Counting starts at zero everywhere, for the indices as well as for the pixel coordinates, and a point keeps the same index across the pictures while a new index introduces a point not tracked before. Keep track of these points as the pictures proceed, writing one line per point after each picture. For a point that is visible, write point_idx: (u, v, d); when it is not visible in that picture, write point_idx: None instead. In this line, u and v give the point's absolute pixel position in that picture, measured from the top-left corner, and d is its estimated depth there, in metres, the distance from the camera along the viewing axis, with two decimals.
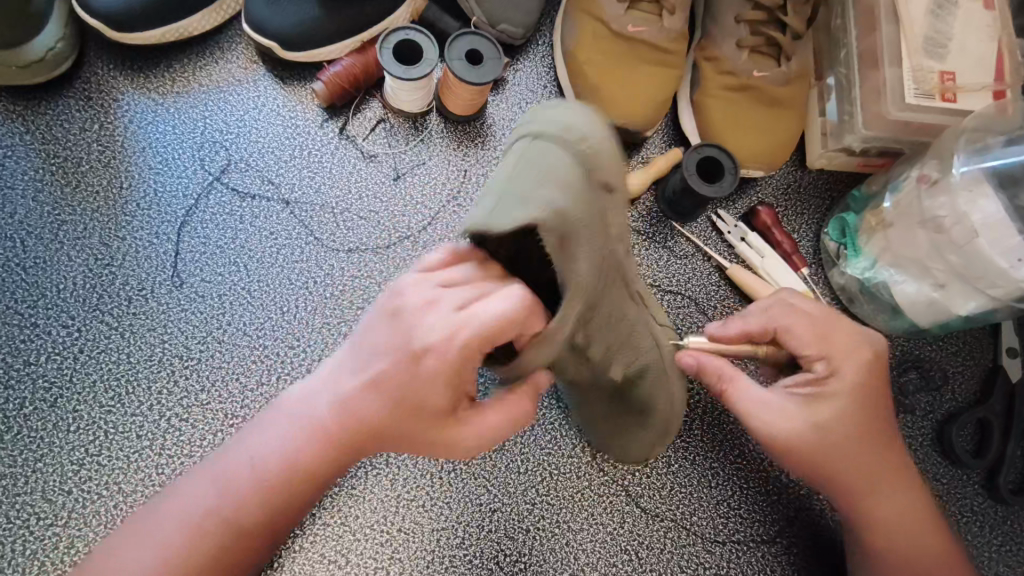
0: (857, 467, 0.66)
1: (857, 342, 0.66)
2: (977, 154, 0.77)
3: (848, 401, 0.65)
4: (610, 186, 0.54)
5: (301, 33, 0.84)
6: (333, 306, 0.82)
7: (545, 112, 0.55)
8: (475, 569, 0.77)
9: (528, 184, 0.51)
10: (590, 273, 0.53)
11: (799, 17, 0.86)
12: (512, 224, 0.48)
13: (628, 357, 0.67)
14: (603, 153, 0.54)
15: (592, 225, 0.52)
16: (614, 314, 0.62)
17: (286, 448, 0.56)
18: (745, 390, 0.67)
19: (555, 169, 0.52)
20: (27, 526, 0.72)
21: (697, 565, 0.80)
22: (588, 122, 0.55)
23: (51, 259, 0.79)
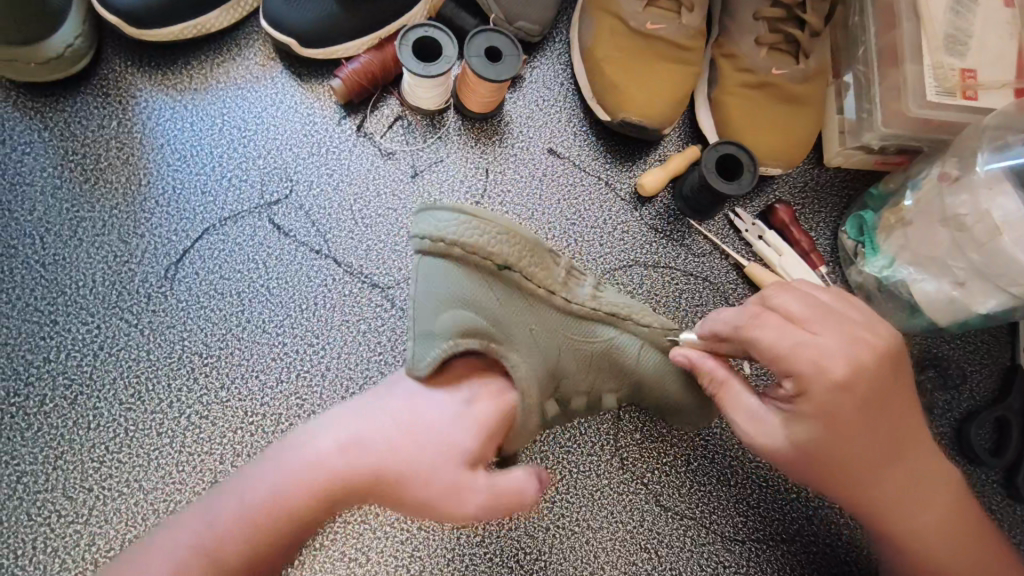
0: (864, 484, 0.63)
1: (833, 358, 0.59)
2: (999, 154, 0.76)
3: (838, 422, 0.60)
4: (500, 268, 0.65)
5: (320, 29, 0.84)
6: (352, 304, 0.82)
7: (418, 228, 0.64)
8: (495, 567, 0.77)
9: (429, 311, 0.65)
10: (522, 357, 0.66)
11: (817, 13, 0.86)
12: (430, 361, 0.64)
13: (612, 378, 0.72)
14: (480, 247, 0.63)
15: (499, 316, 0.66)
16: (583, 356, 0.70)
17: (308, 480, 0.58)
18: (737, 397, 0.67)
19: (453, 294, 0.64)
20: (48, 524, 0.72)
21: (717, 563, 0.80)
22: (454, 223, 0.63)
23: (69, 256, 0.79)
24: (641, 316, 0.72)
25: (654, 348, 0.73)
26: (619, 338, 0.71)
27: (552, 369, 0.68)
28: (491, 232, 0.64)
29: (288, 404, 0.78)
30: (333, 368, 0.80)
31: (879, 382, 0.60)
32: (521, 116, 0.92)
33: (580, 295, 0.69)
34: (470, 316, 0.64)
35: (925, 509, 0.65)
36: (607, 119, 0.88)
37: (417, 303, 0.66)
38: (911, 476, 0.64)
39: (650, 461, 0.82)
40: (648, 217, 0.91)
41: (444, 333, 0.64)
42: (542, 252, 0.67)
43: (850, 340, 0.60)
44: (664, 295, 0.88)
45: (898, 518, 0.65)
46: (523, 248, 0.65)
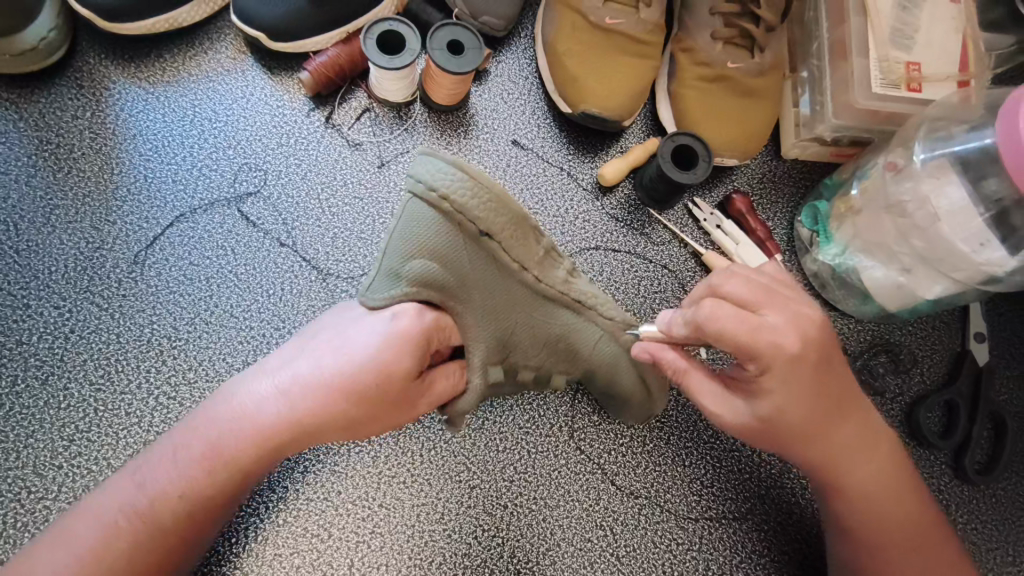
0: (812, 443, 0.67)
1: (784, 337, 0.61)
2: (941, 144, 0.79)
3: (789, 388, 0.63)
4: (482, 233, 0.66)
5: (288, 23, 0.87)
6: (317, 290, 0.85)
7: (430, 171, 0.64)
8: (454, 543, 0.79)
9: (399, 250, 0.66)
10: (479, 322, 0.70)
11: (772, 9, 0.89)
12: (384, 299, 0.67)
13: (565, 363, 0.78)
14: (468, 209, 0.64)
15: (464, 274, 0.68)
16: (540, 335, 0.74)
17: (240, 436, 0.64)
18: (699, 384, 0.70)
19: (433, 240, 0.65)
20: (19, 500, 0.74)
21: (670, 540, 0.83)
22: (451, 178, 0.64)
23: (42, 242, 0.82)
24: (606, 307, 0.76)
25: (612, 340, 0.76)
26: (577, 325, 0.75)
27: (504, 342, 0.73)
28: (486, 199, 0.65)
29: None
30: None
31: (825, 351, 0.63)
32: (486, 109, 0.94)
33: (551, 278, 0.73)
34: (435, 268, 0.66)
35: (869, 468, 0.70)
36: (569, 112, 0.91)
37: (391, 240, 0.67)
38: (855, 435, 0.69)
39: (607, 442, 0.85)
40: (609, 207, 0.93)
41: (410, 276, 0.66)
42: (527, 228, 0.69)
43: (799, 322, 0.62)
44: (624, 283, 0.91)
45: (844, 475, 0.70)
46: (507, 221, 0.67)
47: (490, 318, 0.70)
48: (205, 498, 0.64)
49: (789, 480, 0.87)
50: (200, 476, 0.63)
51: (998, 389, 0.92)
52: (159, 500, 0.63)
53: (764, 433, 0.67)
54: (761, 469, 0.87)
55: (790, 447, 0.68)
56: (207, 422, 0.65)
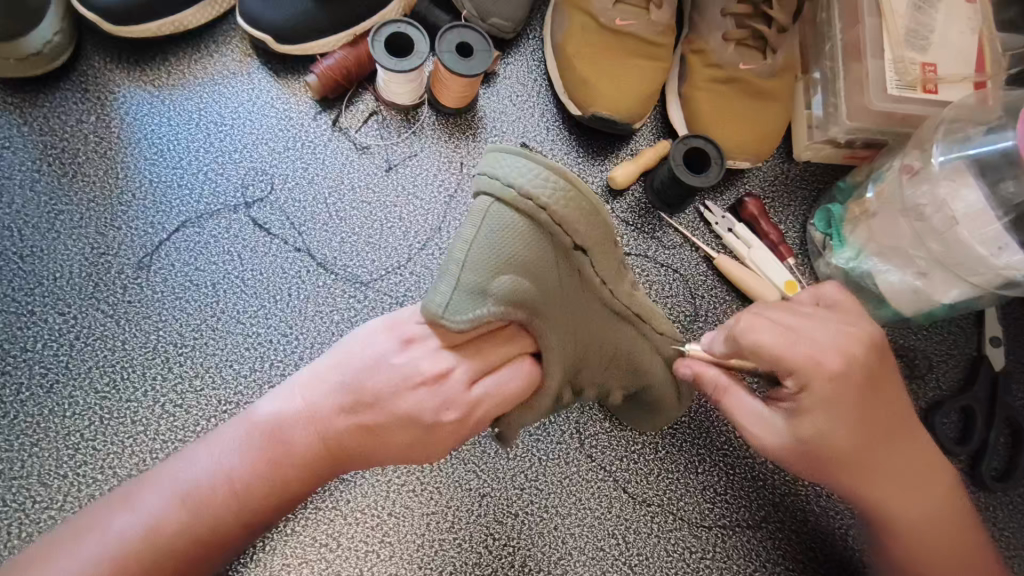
0: (858, 475, 0.66)
1: (828, 357, 0.61)
2: (958, 145, 0.78)
3: (836, 415, 0.62)
4: (574, 248, 0.61)
5: (295, 26, 0.86)
6: (325, 295, 0.84)
7: (515, 171, 0.57)
8: (465, 552, 0.78)
9: (484, 268, 0.58)
10: (557, 343, 0.65)
11: (784, 10, 0.88)
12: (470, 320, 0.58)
13: (624, 377, 0.75)
14: (566, 221, 0.58)
15: (552, 292, 0.62)
16: (609, 352, 0.72)
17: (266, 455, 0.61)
18: (740, 404, 0.67)
19: (520, 256, 0.58)
20: (23, 509, 0.73)
21: (684, 549, 0.81)
22: (537, 176, 0.57)
23: (48, 248, 0.81)
24: (661, 324, 0.74)
25: (663, 356, 0.75)
26: (641, 343, 0.73)
27: (573, 368, 0.70)
28: (579, 203, 0.59)
29: (261, 393, 0.79)
30: (306, 358, 0.81)
31: (871, 377, 0.63)
32: (494, 111, 0.93)
33: (622, 293, 0.68)
34: (525, 284, 0.60)
35: (914, 500, 0.68)
36: (578, 114, 0.90)
37: (468, 255, 0.58)
38: (904, 467, 0.67)
39: (619, 449, 0.84)
40: (619, 211, 0.92)
41: (497, 294, 0.59)
42: (612, 241, 0.64)
43: (842, 342, 0.62)
44: None
45: (891, 507, 0.68)
46: (600, 235, 0.62)
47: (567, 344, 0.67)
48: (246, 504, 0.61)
49: (804, 487, 0.86)
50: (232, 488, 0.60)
51: (1016, 394, 0.91)
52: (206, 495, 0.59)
53: (808, 463, 0.65)
54: (775, 476, 0.86)
55: (836, 478, 0.66)
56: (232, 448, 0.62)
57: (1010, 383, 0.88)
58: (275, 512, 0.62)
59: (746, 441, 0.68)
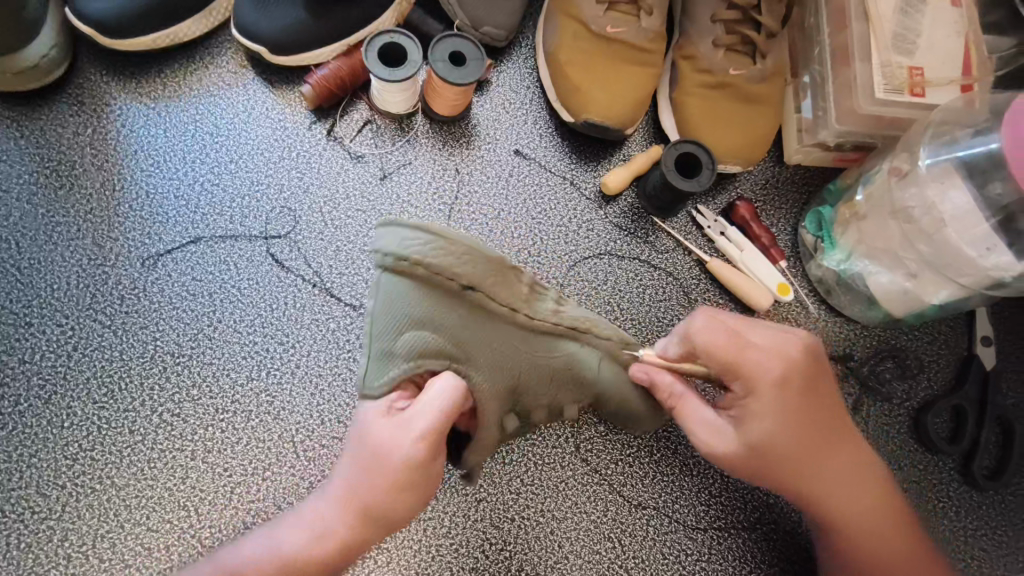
0: (800, 477, 0.69)
1: (767, 359, 0.67)
2: (945, 148, 0.79)
3: (774, 413, 0.67)
4: (464, 288, 0.64)
5: (289, 37, 0.87)
6: (320, 304, 0.84)
7: (391, 236, 0.62)
8: (461, 557, 0.79)
9: (389, 330, 0.65)
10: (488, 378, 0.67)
11: (773, 16, 0.89)
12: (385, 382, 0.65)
13: (575, 395, 0.75)
14: (444, 271, 0.62)
15: (459, 334, 0.66)
16: (545, 375, 0.71)
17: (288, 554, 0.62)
18: (695, 412, 0.71)
19: (414, 312, 0.64)
20: (23, 520, 0.74)
21: (679, 551, 0.82)
22: (420, 243, 0.62)
23: (45, 260, 0.81)
24: (600, 328, 0.73)
25: (613, 362, 0.74)
26: (578, 354, 0.72)
27: (513, 393, 0.70)
28: (460, 258, 0.63)
29: (258, 401, 0.80)
30: (303, 367, 0.82)
31: (808, 379, 0.68)
32: (488, 119, 0.94)
33: (541, 312, 0.69)
34: (427, 337, 0.65)
35: (863, 509, 0.70)
36: (571, 121, 0.91)
37: (377, 320, 0.65)
38: (846, 471, 0.70)
39: (614, 453, 0.84)
40: (613, 215, 0.93)
41: (406, 351, 0.65)
42: (506, 269, 0.67)
43: (781, 344, 0.68)
44: (628, 291, 0.91)
45: (838, 511, 0.70)
46: (486, 269, 0.65)
47: (497, 374, 0.68)
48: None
49: None
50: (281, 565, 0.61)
51: (1007, 393, 0.92)
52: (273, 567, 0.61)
53: (752, 463, 0.68)
54: None
55: (781, 480, 0.69)
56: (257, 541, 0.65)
57: (999, 381, 0.89)
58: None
59: (699, 448, 0.71)
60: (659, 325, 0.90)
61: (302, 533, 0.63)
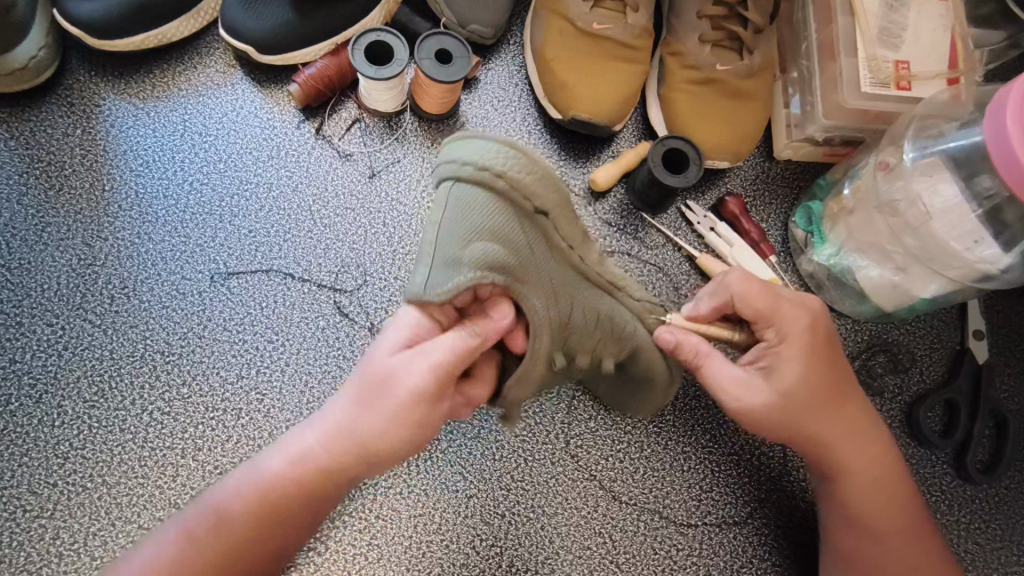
0: (818, 427, 0.69)
1: (798, 310, 0.69)
2: (931, 142, 0.79)
3: (804, 362, 0.68)
4: (537, 211, 0.67)
5: (277, 36, 0.87)
6: (310, 301, 0.85)
7: (473, 147, 0.65)
8: (452, 554, 0.79)
9: (456, 237, 0.65)
10: (542, 307, 0.68)
11: (759, 11, 0.89)
12: (446, 290, 0.64)
13: (613, 345, 0.74)
14: (525, 185, 0.65)
15: (523, 254, 0.67)
16: (591, 318, 0.72)
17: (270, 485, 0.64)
18: (718, 370, 0.69)
19: (484, 223, 0.65)
20: (14, 519, 0.74)
21: (670, 546, 0.82)
22: (505, 155, 0.65)
23: (35, 260, 0.82)
24: (634, 289, 0.75)
25: (643, 323, 0.74)
26: (617, 307, 0.73)
27: (561, 331, 0.71)
28: (538, 177, 0.66)
29: (248, 399, 0.80)
30: (293, 364, 0.82)
31: (831, 335, 0.71)
32: (476, 116, 0.94)
33: (592, 258, 0.72)
34: (496, 249, 0.65)
35: (869, 466, 0.72)
36: (559, 118, 0.91)
37: (445, 229, 0.65)
38: (858, 429, 0.71)
39: (604, 448, 0.84)
40: (602, 212, 0.93)
41: (473, 261, 0.64)
42: (570, 207, 0.70)
43: (806, 299, 0.71)
44: None
45: (844, 467, 0.71)
46: (557, 198, 0.68)
47: (550, 305, 0.69)
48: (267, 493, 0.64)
49: (790, 483, 0.86)
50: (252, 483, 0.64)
51: (1000, 387, 0.91)
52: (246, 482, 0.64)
53: (780, 414, 0.68)
54: (761, 472, 0.86)
55: (803, 430, 0.69)
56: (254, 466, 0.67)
57: (992, 374, 0.89)
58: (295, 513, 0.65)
59: (729, 406, 0.70)
60: None
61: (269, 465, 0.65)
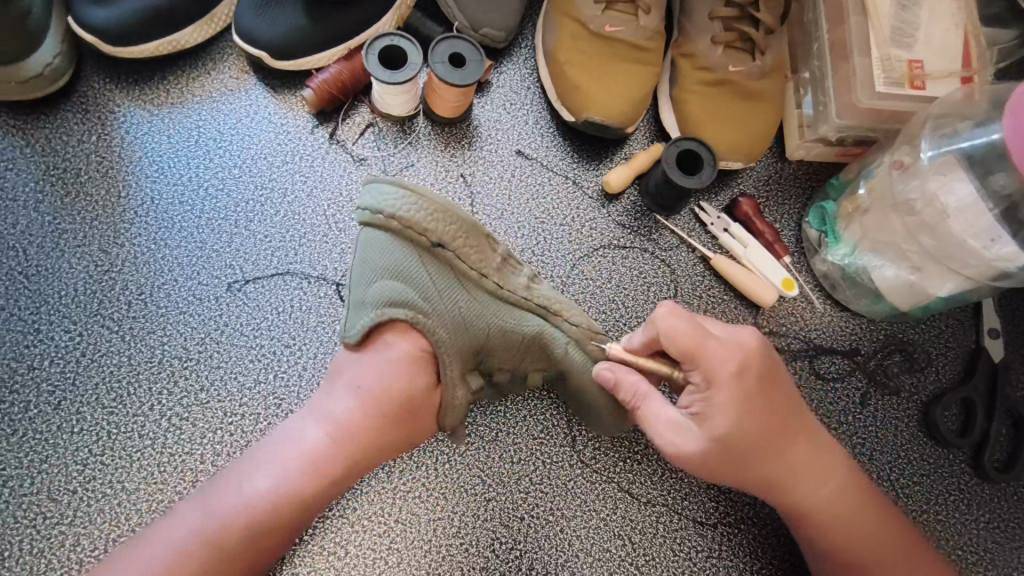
0: (762, 468, 0.67)
1: (726, 352, 0.64)
2: (947, 140, 0.79)
3: (736, 412, 0.63)
4: (435, 245, 0.66)
5: (290, 42, 0.87)
6: (326, 305, 0.85)
7: (368, 191, 0.66)
8: (472, 557, 0.79)
9: (365, 278, 0.67)
10: (448, 333, 0.67)
11: (771, 12, 0.89)
12: (360, 327, 0.66)
13: (540, 364, 0.74)
14: (416, 224, 0.65)
15: (427, 288, 0.66)
16: (512, 340, 0.70)
17: (275, 497, 0.61)
18: (655, 414, 0.66)
19: (386, 265, 0.66)
20: (34, 526, 0.74)
21: (689, 548, 0.82)
22: (395, 198, 0.65)
23: (52, 267, 0.82)
24: (569, 312, 0.72)
25: (580, 347, 0.71)
26: (545, 328, 0.70)
27: (475, 349, 0.70)
28: (439, 216, 0.66)
29: (266, 404, 0.80)
30: (310, 368, 0.82)
31: (765, 372, 0.65)
32: (489, 120, 0.94)
33: (511, 282, 0.70)
34: (398, 287, 0.66)
35: (823, 492, 0.70)
36: (572, 121, 0.91)
37: (355, 273, 0.68)
38: (805, 458, 0.69)
39: (621, 450, 0.84)
40: (615, 214, 0.93)
41: (375, 300, 0.66)
42: (480, 235, 0.68)
43: (736, 336, 0.66)
44: (632, 289, 0.91)
45: (799, 497, 0.70)
46: (458, 230, 0.66)
47: (457, 329, 0.67)
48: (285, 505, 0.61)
49: None
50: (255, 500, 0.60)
51: (1015, 385, 0.91)
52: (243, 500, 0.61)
53: (721, 462, 0.65)
54: None
55: (751, 472, 0.67)
56: (227, 470, 0.64)
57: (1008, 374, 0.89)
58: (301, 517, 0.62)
59: (665, 451, 0.67)
60: None
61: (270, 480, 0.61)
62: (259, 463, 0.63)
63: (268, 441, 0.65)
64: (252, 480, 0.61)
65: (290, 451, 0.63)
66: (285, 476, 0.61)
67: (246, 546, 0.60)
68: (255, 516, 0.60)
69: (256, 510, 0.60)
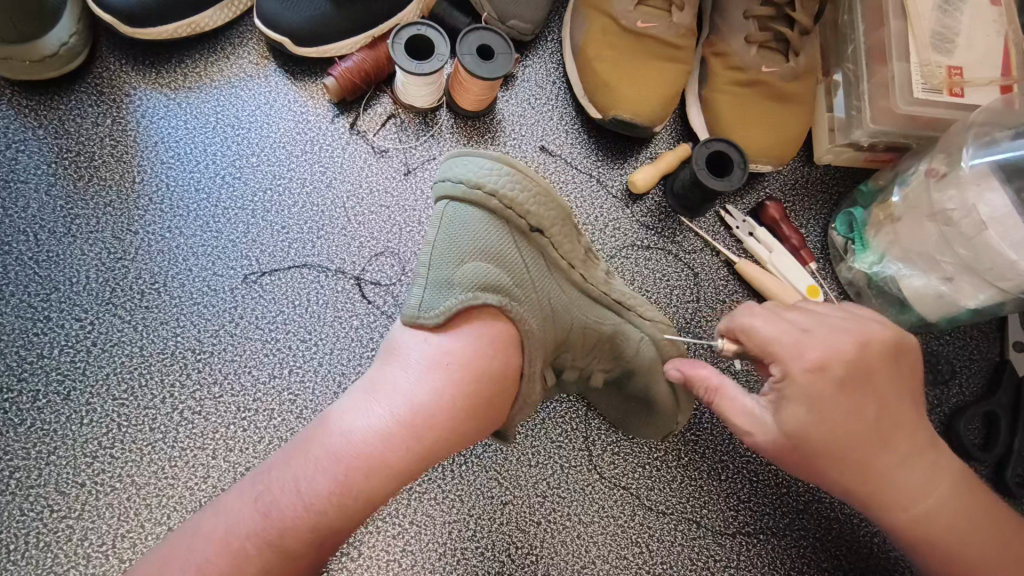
0: (857, 458, 0.61)
1: (834, 339, 0.61)
2: (987, 149, 0.77)
3: (825, 400, 0.59)
4: (533, 228, 0.65)
5: (315, 28, 0.85)
6: (344, 301, 0.83)
7: (466, 162, 0.65)
8: (487, 561, 0.77)
9: (450, 258, 0.62)
10: (536, 324, 0.63)
11: (807, 12, 0.87)
12: (442, 311, 0.60)
13: (607, 363, 0.74)
14: (518, 203, 0.64)
15: (521, 275, 0.64)
16: (589, 337, 0.70)
17: (342, 493, 0.50)
18: (733, 402, 0.64)
19: (476, 242, 0.63)
20: (41, 519, 0.72)
21: (708, 557, 0.81)
22: (498, 174, 0.64)
23: (64, 253, 0.80)
24: (636, 304, 0.73)
25: (653, 343, 0.72)
26: (622, 326, 0.71)
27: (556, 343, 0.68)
28: (543, 199, 0.65)
29: (280, 399, 0.78)
30: (326, 364, 0.80)
31: (869, 360, 0.61)
32: (514, 114, 0.92)
33: (594, 277, 0.70)
34: (491, 270, 0.62)
35: (934, 497, 0.64)
36: (600, 118, 0.89)
37: (437, 249, 0.63)
38: (903, 448, 0.63)
39: (640, 456, 0.83)
40: (639, 215, 0.91)
41: (465, 282, 0.61)
42: (571, 225, 0.69)
43: (842, 327, 0.62)
44: (655, 291, 0.89)
45: (901, 493, 0.63)
46: (556, 216, 0.66)
47: (545, 319, 0.65)
48: (348, 501, 0.50)
49: (828, 494, 0.84)
50: (313, 499, 0.50)
51: None
52: (298, 499, 0.50)
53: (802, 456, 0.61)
54: (799, 484, 0.84)
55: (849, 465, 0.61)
56: (270, 464, 0.53)
57: None
58: (362, 518, 0.52)
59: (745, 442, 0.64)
60: (686, 328, 0.88)
61: (331, 477, 0.50)
62: (313, 458, 0.51)
63: (317, 429, 0.54)
64: (309, 477, 0.50)
65: (350, 443, 0.52)
66: (348, 476, 0.51)
67: (306, 551, 0.50)
68: (319, 520, 0.50)
69: (320, 511, 0.50)
